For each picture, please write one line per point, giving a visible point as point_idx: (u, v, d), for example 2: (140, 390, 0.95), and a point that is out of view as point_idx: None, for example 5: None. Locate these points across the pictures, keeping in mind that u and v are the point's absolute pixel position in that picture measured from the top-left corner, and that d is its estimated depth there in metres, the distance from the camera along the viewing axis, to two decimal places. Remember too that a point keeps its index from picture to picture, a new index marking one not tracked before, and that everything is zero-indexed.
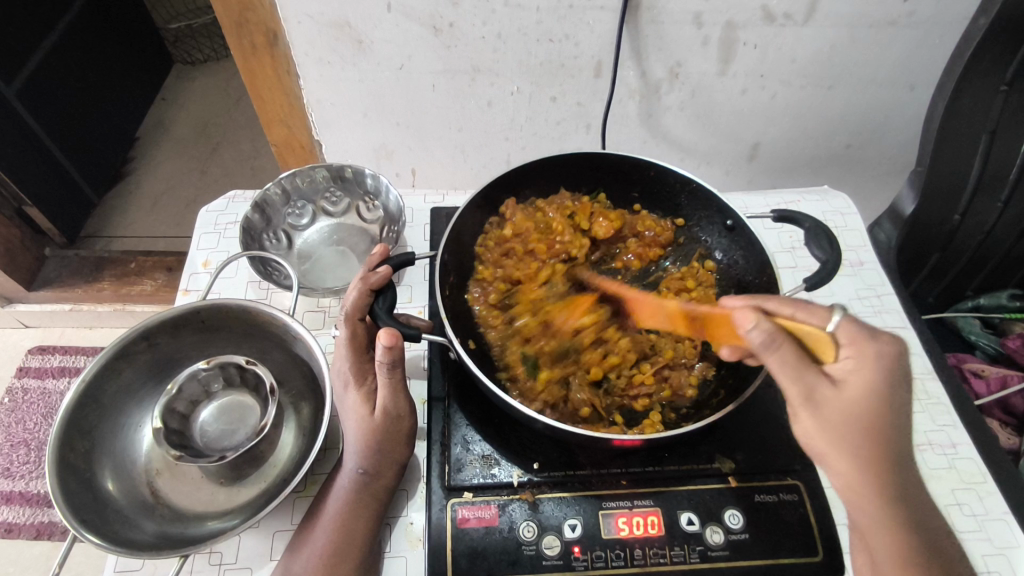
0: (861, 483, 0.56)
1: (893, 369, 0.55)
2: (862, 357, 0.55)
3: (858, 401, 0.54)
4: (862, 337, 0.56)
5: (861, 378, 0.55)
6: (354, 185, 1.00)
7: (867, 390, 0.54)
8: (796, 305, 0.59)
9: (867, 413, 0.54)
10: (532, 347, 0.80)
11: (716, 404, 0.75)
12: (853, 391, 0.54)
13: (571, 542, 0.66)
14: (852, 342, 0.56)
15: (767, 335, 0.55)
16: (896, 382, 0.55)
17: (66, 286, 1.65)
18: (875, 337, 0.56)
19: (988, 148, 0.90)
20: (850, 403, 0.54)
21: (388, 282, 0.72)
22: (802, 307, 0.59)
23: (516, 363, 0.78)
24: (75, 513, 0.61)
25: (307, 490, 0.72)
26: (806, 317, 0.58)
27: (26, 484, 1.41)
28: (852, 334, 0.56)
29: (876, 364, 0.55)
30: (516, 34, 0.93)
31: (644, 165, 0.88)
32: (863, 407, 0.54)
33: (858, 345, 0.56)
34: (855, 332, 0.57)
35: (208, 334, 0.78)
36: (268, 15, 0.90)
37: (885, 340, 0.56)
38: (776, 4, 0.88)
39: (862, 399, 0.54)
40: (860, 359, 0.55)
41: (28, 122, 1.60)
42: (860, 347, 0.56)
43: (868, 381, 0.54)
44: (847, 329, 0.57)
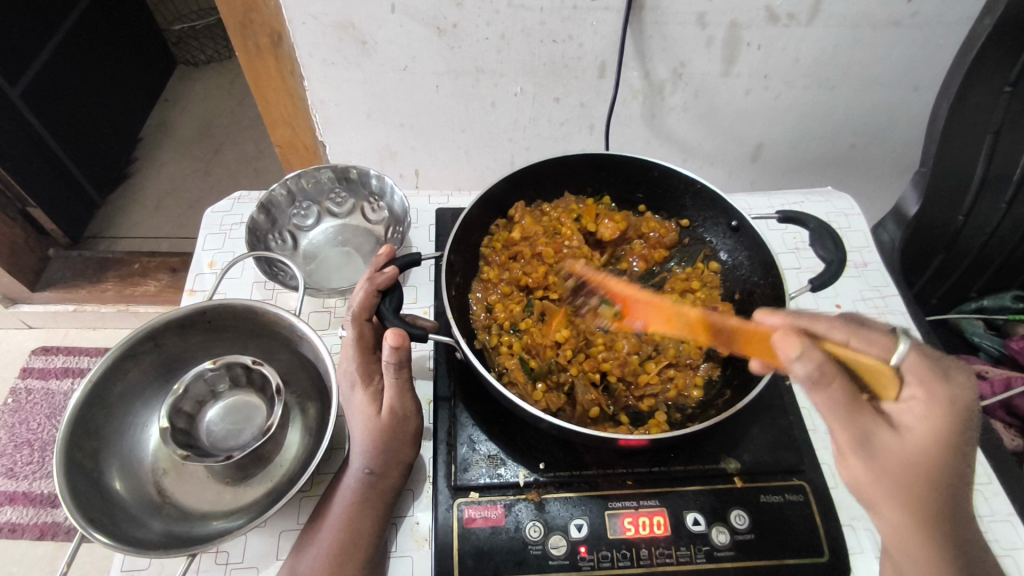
0: (910, 527, 0.54)
1: (964, 415, 0.52)
2: (929, 398, 0.52)
3: (919, 450, 0.52)
4: (934, 377, 0.52)
5: (925, 425, 0.52)
6: (360, 185, 1.00)
7: (932, 440, 0.51)
8: (854, 332, 0.54)
9: (930, 464, 0.52)
10: (533, 352, 0.79)
11: (722, 404, 0.75)
12: (915, 439, 0.52)
13: (577, 542, 0.66)
14: (918, 380, 0.53)
15: (816, 370, 0.49)
16: (965, 429, 0.52)
17: (70, 286, 1.66)
18: (947, 380, 0.52)
19: (992, 148, 0.90)
20: (910, 452, 0.52)
21: (395, 282, 0.72)
22: (860, 335, 0.54)
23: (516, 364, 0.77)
24: (83, 513, 0.61)
25: (313, 490, 0.72)
26: (863, 346, 0.54)
27: (30, 485, 1.42)
28: (919, 372, 0.53)
29: (944, 413, 0.51)
30: (520, 35, 0.93)
31: (648, 166, 0.88)
32: (924, 458, 0.52)
33: (927, 387, 0.52)
34: (921, 368, 0.53)
35: (214, 334, 0.79)
36: (273, 16, 0.90)
37: (959, 382, 0.52)
38: (780, 5, 0.89)
39: (924, 448, 0.52)
40: (928, 406, 0.52)
41: (32, 122, 1.60)
42: (927, 389, 0.52)
43: (933, 430, 0.51)
44: (913, 364, 0.53)
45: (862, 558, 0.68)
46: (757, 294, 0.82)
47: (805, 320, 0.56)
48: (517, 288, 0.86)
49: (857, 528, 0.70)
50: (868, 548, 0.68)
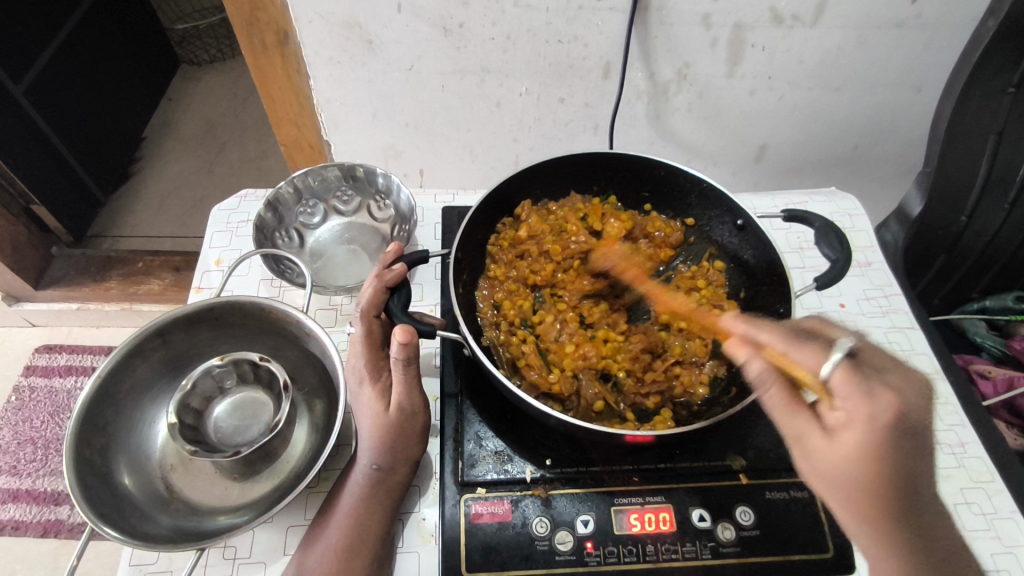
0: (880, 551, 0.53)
1: (892, 428, 0.51)
2: (854, 408, 0.52)
3: (849, 459, 0.52)
4: (859, 390, 0.52)
5: (853, 435, 0.52)
6: (366, 184, 1.01)
7: (857, 450, 0.52)
8: (793, 343, 0.57)
9: (862, 474, 0.52)
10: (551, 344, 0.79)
11: (728, 402, 0.77)
12: (844, 447, 0.52)
13: (584, 538, 0.67)
14: (846, 394, 0.52)
15: (759, 373, 0.58)
16: (896, 443, 0.51)
17: (73, 285, 1.66)
18: (871, 395, 0.52)
19: (995, 148, 0.90)
20: (839, 459, 0.53)
21: (403, 279, 0.73)
22: (795, 345, 0.56)
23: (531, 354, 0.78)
24: (92, 507, 0.62)
25: (321, 486, 0.72)
26: (800, 357, 0.55)
27: (33, 482, 1.42)
28: (847, 383, 0.52)
29: (868, 423, 0.51)
30: (526, 35, 0.93)
31: (654, 165, 0.89)
32: (855, 468, 0.52)
33: (852, 397, 0.52)
34: (850, 381, 0.52)
35: (221, 330, 0.79)
36: (280, 15, 0.91)
37: (886, 396, 0.51)
38: (784, 7, 0.89)
39: (852, 458, 0.52)
40: (854, 419, 0.52)
41: (36, 120, 1.61)
42: (854, 402, 0.52)
43: (860, 441, 0.51)
44: (842, 378, 0.52)
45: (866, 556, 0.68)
46: (763, 293, 0.83)
47: (754, 330, 0.60)
48: (524, 286, 0.86)
49: None
50: None
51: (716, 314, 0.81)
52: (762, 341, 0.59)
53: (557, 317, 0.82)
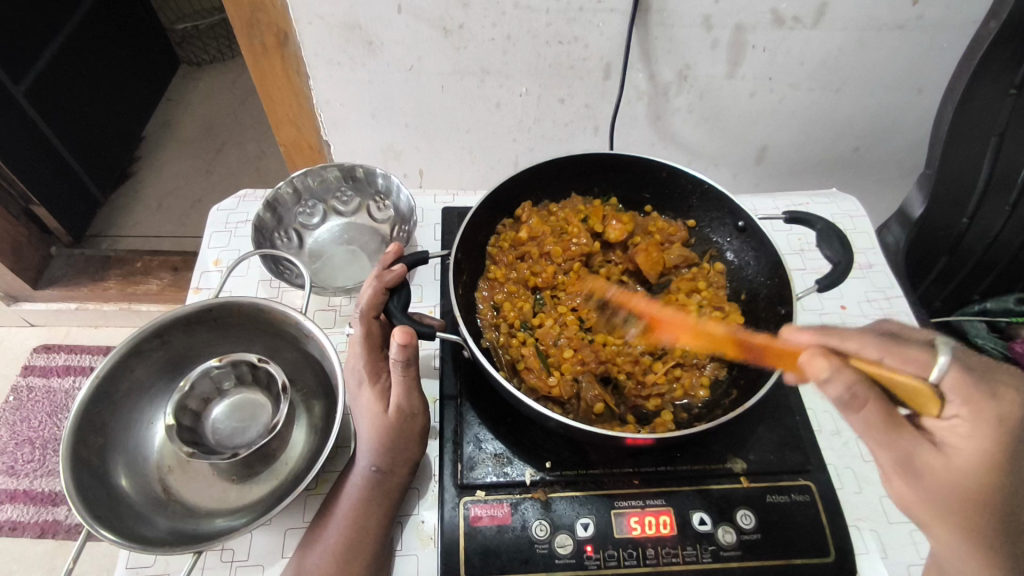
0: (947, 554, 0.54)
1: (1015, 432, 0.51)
2: (975, 413, 0.51)
3: (965, 469, 0.52)
4: (974, 394, 0.51)
5: (971, 449, 0.51)
6: (366, 185, 1.00)
7: (979, 460, 0.51)
8: (887, 349, 0.53)
9: (978, 483, 0.52)
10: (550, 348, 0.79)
11: (728, 405, 0.76)
12: (965, 457, 0.52)
13: (584, 541, 0.66)
14: (959, 399, 0.52)
15: (846, 391, 0.52)
16: (1014, 449, 0.51)
17: (72, 285, 1.65)
18: (994, 397, 0.51)
19: (997, 150, 0.90)
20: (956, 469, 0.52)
21: (403, 281, 0.72)
22: (892, 352, 0.53)
23: (529, 355, 0.78)
24: (89, 509, 0.61)
25: (319, 489, 0.72)
26: (898, 365, 0.53)
27: (31, 483, 1.41)
28: (959, 387, 0.52)
29: (990, 430, 0.51)
30: (526, 36, 0.93)
31: (655, 166, 0.89)
32: (973, 479, 0.52)
33: (970, 403, 0.51)
34: (963, 386, 0.52)
35: (220, 332, 0.79)
36: (280, 15, 0.90)
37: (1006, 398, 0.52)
38: (786, 9, 0.89)
39: (972, 468, 0.52)
40: (973, 425, 0.51)
41: (36, 120, 1.61)
42: (967, 407, 0.52)
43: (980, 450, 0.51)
44: (953, 382, 0.52)
45: (867, 559, 0.68)
46: (763, 295, 0.82)
47: (835, 341, 0.54)
48: (524, 287, 0.86)
49: (863, 528, 0.70)
50: (874, 549, 0.69)
51: (717, 316, 0.80)
52: (850, 352, 0.54)
53: (557, 316, 0.82)
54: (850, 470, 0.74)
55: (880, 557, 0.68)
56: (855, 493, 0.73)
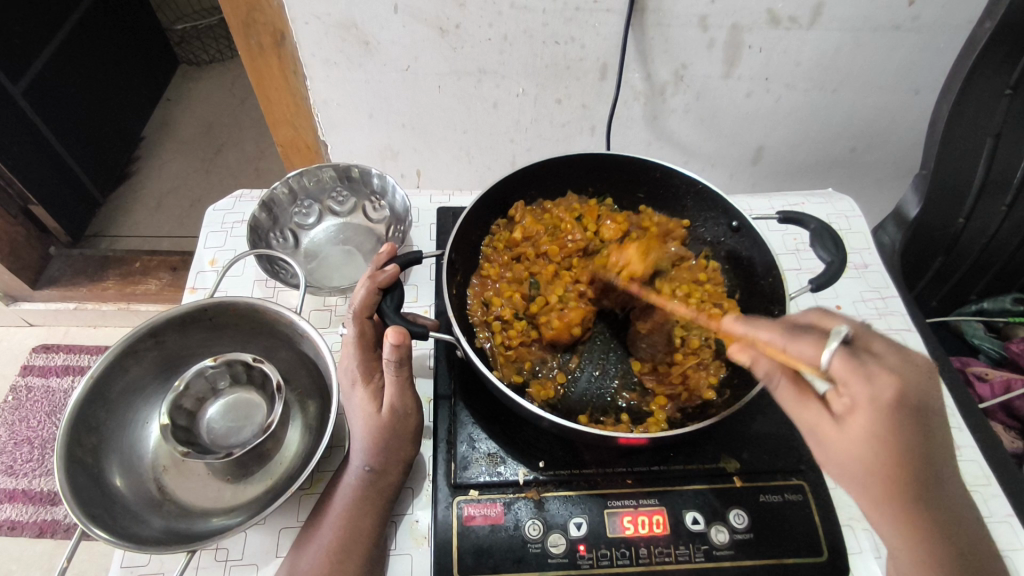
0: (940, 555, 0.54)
1: (898, 409, 0.53)
2: (858, 391, 0.53)
3: (859, 445, 0.54)
4: (855, 373, 0.53)
5: (860, 421, 0.54)
6: (361, 185, 1.01)
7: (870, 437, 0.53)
8: (789, 338, 0.57)
9: (880, 460, 0.54)
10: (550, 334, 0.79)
11: (721, 403, 0.75)
12: (854, 433, 0.54)
13: (576, 540, 0.66)
14: (847, 380, 0.54)
15: (766, 371, 0.60)
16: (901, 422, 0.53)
17: (71, 285, 1.66)
18: (869, 378, 0.53)
19: (993, 151, 0.90)
20: (853, 445, 0.55)
21: (397, 281, 0.72)
22: (792, 340, 0.57)
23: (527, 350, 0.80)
24: (83, 508, 0.61)
25: (313, 488, 0.72)
26: (800, 351, 0.56)
27: (30, 482, 1.42)
28: (847, 369, 0.53)
29: (871, 406, 0.53)
30: (523, 36, 0.93)
31: (649, 167, 0.89)
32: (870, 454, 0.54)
33: (854, 381, 0.53)
34: (850, 367, 0.53)
35: (215, 331, 0.79)
36: (276, 15, 0.91)
37: (885, 377, 0.53)
38: (781, 9, 0.89)
39: (862, 442, 0.54)
40: (857, 405, 0.54)
41: (35, 120, 1.61)
42: (855, 385, 0.53)
43: (868, 424, 0.53)
44: (843, 364, 0.54)
45: (861, 559, 0.68)
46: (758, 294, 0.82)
47: (749, 329, 0.61)
48: (518, 283, 0.86)
49: (856, 528, 0.70)
50: (866, 548, 0.69)
51: (716, 313, 0.80)
52: (761, 340, 0.60)
53: (557, 305, 0.81)
54: None
55: (873, 556, 0.68)
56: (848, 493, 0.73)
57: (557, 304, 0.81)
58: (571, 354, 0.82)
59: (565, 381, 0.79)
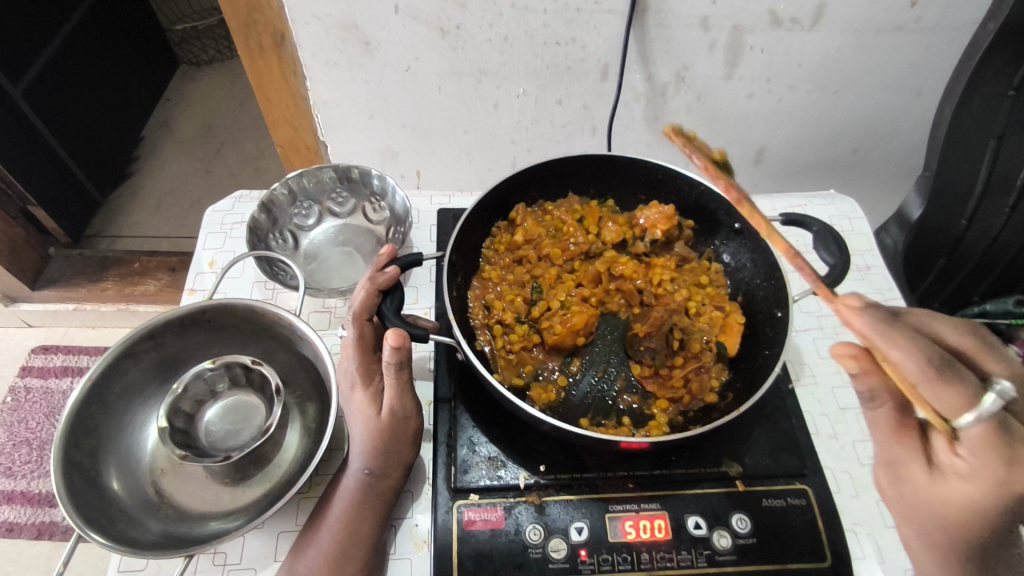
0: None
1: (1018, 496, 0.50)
2: (980, 466, 0.51)
3: (943, 503, 0.55)
4: (995, 454, 0.49)
5: (963, 487, 0.53)
6: (361, 185, 1.00)
7: (961, 503, 0.54)
8: (933, 385, 0.48)
9: (953, 517, 0.55)
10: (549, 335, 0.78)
11: (723, 407, 0.75)
12: (948, 495, 0.54)
13: (577, 545, 0.66)
14: (977, 451, 0.50)
15: (869, 392, 0.57)
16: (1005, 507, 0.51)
17: (70, 285, 1.65)
18: (1011, 464, 0.49)
19: (996, 151, 0.89)
20: (938, 502, 0.55)
21: (397, 282, 0.72)
22: (934, 384, 0.48)
23: (526, 354, 0.80)
24: (80, 513, 0.61)
25: (312, 491, 0.72)
26: (935, 397, 0.49)
27: (28, 484, 1.41)
28: (981, 443, 0.50)
29: (986, 484, 0.51)
30: (524, 36, 0.93)
31: (650, 167, 0.88)
32: (946, 509, 0.55)
33: (980, 457, 0.50)
34: (986, 443, 0.49)
35: (214, 333, 0.78)
36: (276, 16, 0.90)
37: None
38: (783, 10, 0.88)
39: (949, 503, 0.55)
40: (971, 478, 0.52)
41: (35, 121, 1.61)
42: (983, 460, 0.50)
43: (968, 493, 0.53)
44: (980, 436, 0.49)
45: (864, 564, 0.67)
46: (759, 296, 0.82)
47: (886, 348, 0.49)
48: (520, 286, 0.86)
49: (859, 533, 0.69)
50: (870, 553, 0.68)
51: (718, 315, 0.80)
52: (891, 364, 0.50)
53: (559, 307, 0.81)
54: (847, 473, 0.74)
55: (877, 562, 0.67)
56: (851, 497, 0.72)
57: (558, 309, 0.80)
58: (572, 356, 0.80)
59: (566, 384, 0.78)
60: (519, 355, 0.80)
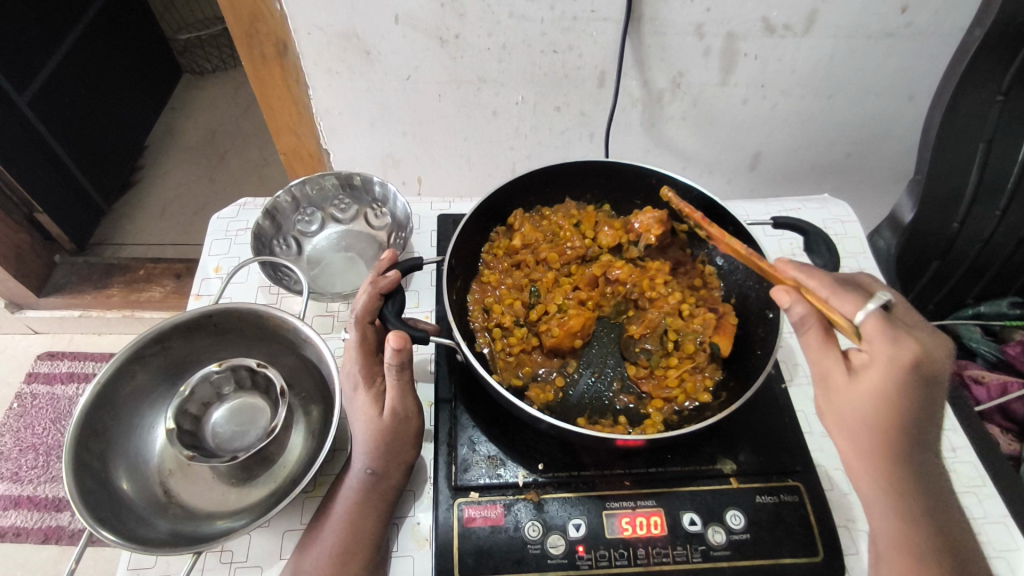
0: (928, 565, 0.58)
1: (913, 373, 0.56)
2: (878, 350, 0.57)
3: (861, 400, 0.58)
4: (883, 336, 0.57)
5: (872, 376, 0.58)
6: (363, 192, 1.02)
7: (873, 394, 0.57)
8: (835, 291, 0.61)
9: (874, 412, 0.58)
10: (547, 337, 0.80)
11: (717, 406, 0.77)
12: (863, 390, 0.58)
13: (575, 541, 0.67)
14: (872, 339, 0.57)
15: (801, 316, 0.61)
16: (908, 387, 0.56)
17: (75, 292, 1.67)
18: (893, 341, 0.56)
19: (986, 155, 0.91)
20: (858, 399, 0.59)
21: (398, 286, 0.74)
22: (837, 294, 0.60)
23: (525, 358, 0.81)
24: (91, 512, 0.63)
25: (316, 491, 0.73)
26: (840, 306, 0.60)
27: (34, 489, 1.43)
28: (878, 329, 0.57)
29: (887, 364, 0.56)
30: (521, 45, 0.95)
31: (645, 172, 0.90)
32: (868, 406, 0.58)
33: (878, 343, 0.57)
34: (882, 329, 0.57)
35: (220, 337, 0.80)
36: (279, 26, 0.93)
37: (909, 343, 0.56)
38: (776, 17, 0.91)
39: (866, 399, 0.58)
40: (877, 365, 0.57)
41: (41, 130, 1.63)
42: (879, 344, 0.57)
43: (879, 380, 0.57)
44: (874, 325, 0.57)
45: (856, 559, 0.69)
46: (752, 299, 0.84)
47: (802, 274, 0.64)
48: (519, 290, 0.88)
49: (852, 529, 0.71)
50: (863, 549, 0.70)
51: (711, 317, 0.81)
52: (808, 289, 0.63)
53: (556, 308, 0.83)
54: (840, 471, 0.75)
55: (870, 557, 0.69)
56: (845, 494, 0.74)
57: (557, 313, 0.82)
58: (570, 358, 0.82)
59: (564, 385, 0.80)
60: (519, 358, 0.81)
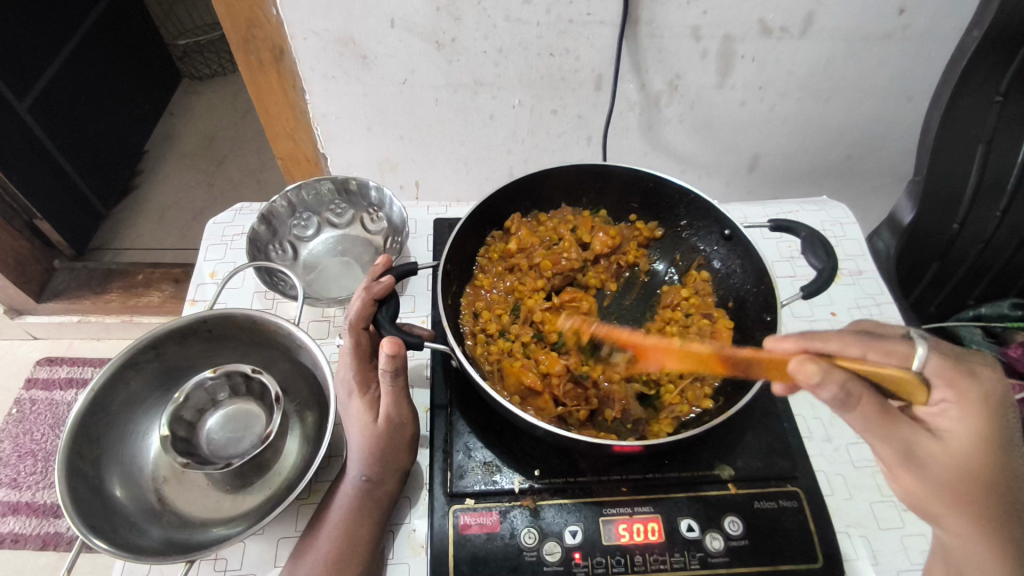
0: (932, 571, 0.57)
1: (1002, 409, 0.51)
2: (960, 395, 0.51)
3: (965, 457, 0.51)
4: (958, 375, 0.52)
5: (965, 425, 0.51)
6: (359, 197, 1.02)
7: (974, 444, 0.51)
8: (866, 345, 0.54)
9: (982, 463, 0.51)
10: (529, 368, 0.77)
11: (717, 411, 0.75)
12: (963, 444, 0.51)
13: (572, 548, 0.67)
14: (949, 382, 0.52)
15: (839, 390, 0.50)
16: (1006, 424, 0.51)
17: (74, 297, 1.67)
18: (971, 375, 0.52)
19: (985, 156, 0.91)
20: (958, 454, 0.51)
21: (392, 291, 0.73)
22: (873, 348, 0.54)
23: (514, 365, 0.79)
24: (84, 520, 0.62)
25: (311, 498, 0.73)
26: (880, 359, 0.53)
27: (33, 495, 1.43)
28: (946, 373, 0.52)
29: (977, 408, 0.51)
30: (518, 48, 0.95)
31: (640, 176, 0.89)
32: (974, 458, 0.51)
33: (957, 386, 0.52)
34: (946, 371, 0.52)
35: (215, 343, 0.80)
36: (276, 32, 0.92)
37: (986, 372, 0.53)
38: (773, 20, 0.90)
39: (969, 454, 0.51)
40: (963, 408, 0.51)
41: (39, 135, 1.63)
42: (955, 387, 0.52)
43: (976, 430, 0.51)
44: (937, 368, 0.52)
45: (857, 565, 0.68)
46: (750, 302, 0.82)
47: (815, 342, 0.54)
48: (511, 296, 0.87)
49: (852, 535, 0.70)
50: (863, 555, 0.69)
51: (707, 323, 0.82)
52: (831, 352, 0.54)
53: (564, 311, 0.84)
54: (840, 476, 0.75)
55: (870, 563, 0.68)
56: (844, 500, 0.73)
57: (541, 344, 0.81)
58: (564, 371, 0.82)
59: None
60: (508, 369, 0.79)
